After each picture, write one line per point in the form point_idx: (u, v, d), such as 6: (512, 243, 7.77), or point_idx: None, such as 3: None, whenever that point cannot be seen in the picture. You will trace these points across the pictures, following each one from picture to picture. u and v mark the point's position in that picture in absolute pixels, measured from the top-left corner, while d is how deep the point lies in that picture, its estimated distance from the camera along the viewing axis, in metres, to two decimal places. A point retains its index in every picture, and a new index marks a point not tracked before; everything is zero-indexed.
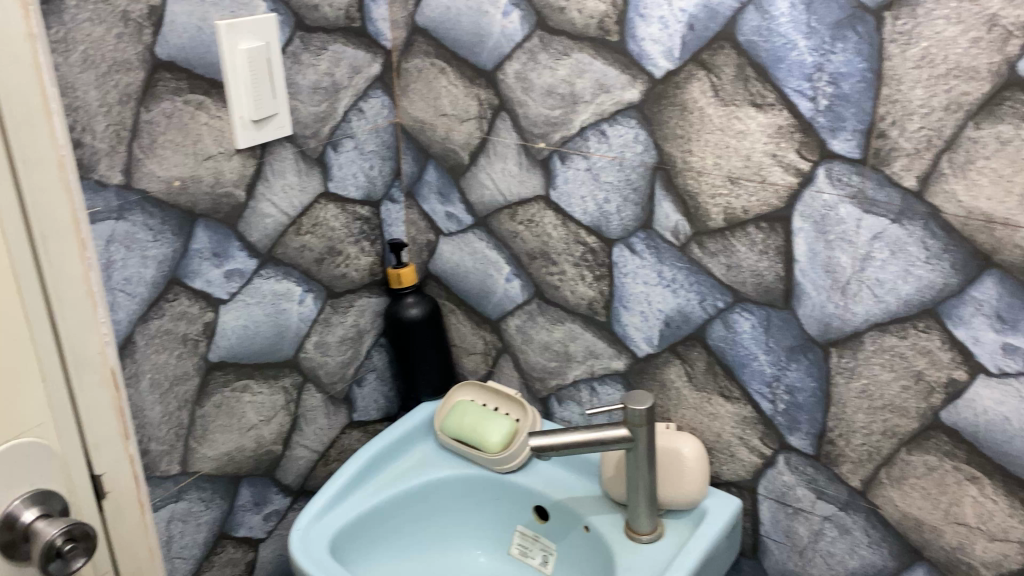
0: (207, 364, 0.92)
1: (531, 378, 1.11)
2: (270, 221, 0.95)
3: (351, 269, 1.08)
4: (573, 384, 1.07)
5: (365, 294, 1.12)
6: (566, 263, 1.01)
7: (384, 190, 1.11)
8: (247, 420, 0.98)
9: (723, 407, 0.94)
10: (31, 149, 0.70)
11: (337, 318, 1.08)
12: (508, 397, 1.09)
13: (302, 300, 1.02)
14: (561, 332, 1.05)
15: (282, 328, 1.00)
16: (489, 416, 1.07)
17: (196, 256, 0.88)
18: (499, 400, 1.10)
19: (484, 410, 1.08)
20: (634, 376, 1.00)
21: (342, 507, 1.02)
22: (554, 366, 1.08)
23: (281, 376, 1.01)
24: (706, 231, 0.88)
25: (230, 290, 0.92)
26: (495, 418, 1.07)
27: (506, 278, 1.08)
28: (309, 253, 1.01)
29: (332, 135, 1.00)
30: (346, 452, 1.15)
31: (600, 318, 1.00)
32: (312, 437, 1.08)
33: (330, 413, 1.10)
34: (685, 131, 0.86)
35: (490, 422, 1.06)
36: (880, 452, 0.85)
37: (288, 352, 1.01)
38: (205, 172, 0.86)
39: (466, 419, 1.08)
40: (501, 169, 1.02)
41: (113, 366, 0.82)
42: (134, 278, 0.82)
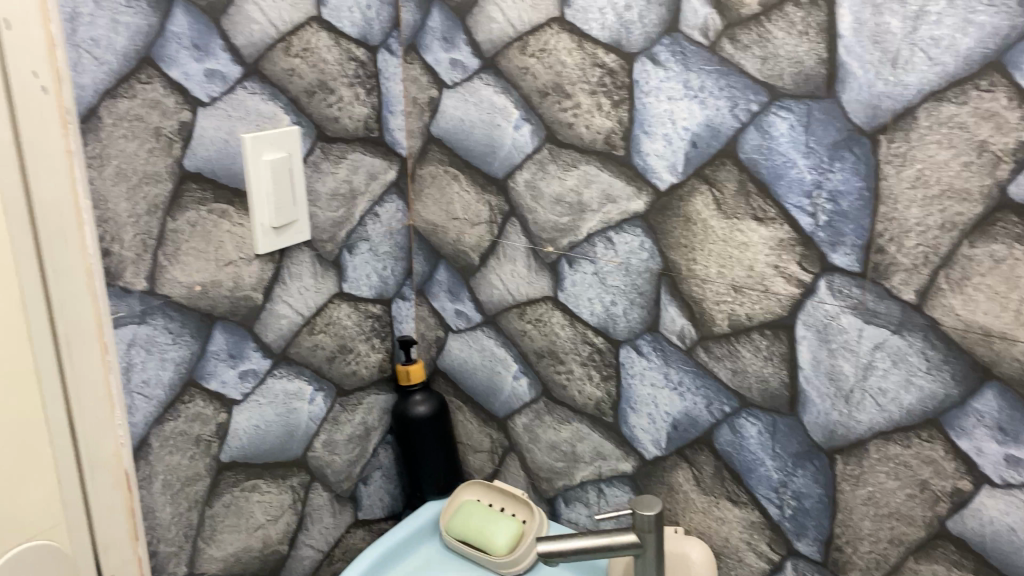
0: (218, 463, 0.92)
1: (537, 478, 1.12)
2: (286, 321, 0.97)
3: (361, 367, 1.10)
4: (581, 485, 1.07)
5: (373, 391, 1.13)
6: (574, 362, 1.03)
7: (395, 288, 1.13)
8: (256, 519, 0.98)
9: (730, 511, 0.95)
10: (62, 258, 0.73)
11: (346, 415, 1.09)
12: (514, 498, 1.09)
13: (312, 399, 1.03)
14: (568, 431, 1.06)
15: (292, 426, 1.01)
16: (495, 517, 1.07)
17: (212, 356, 0.89)
18: (505, 500, 1.10)
19: (490, 511, 1.09)
20: (642, 478, 1.01)
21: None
22: (561, 465, 1.09)
23: (289, 475, 1.02)
24: (711, 336, 0.90)
25: (244, 390, 0.94)
26: (501, 519, 1.07)
27: (514, 376, 1.10)
28: (321, 351, 1.03)
29: (348, 238, 1.04)
30: (350, 551, 1.14)
31: (607, 419, 1.02)
32: (317, 536, 1.08)
33: (336, 511, 1.10)
34: (690, 241, 0.89)
35: (496, 523, 1.07)
36: (888, 561, 0.85)
37: (296, 451, 1.02)
38: (226, 276, 0.89)
39: (472, 520, 1.08)
40: (510, 270, 1.05)
41: (127, 469, 0.83)
42: (152, 381, 0.84)
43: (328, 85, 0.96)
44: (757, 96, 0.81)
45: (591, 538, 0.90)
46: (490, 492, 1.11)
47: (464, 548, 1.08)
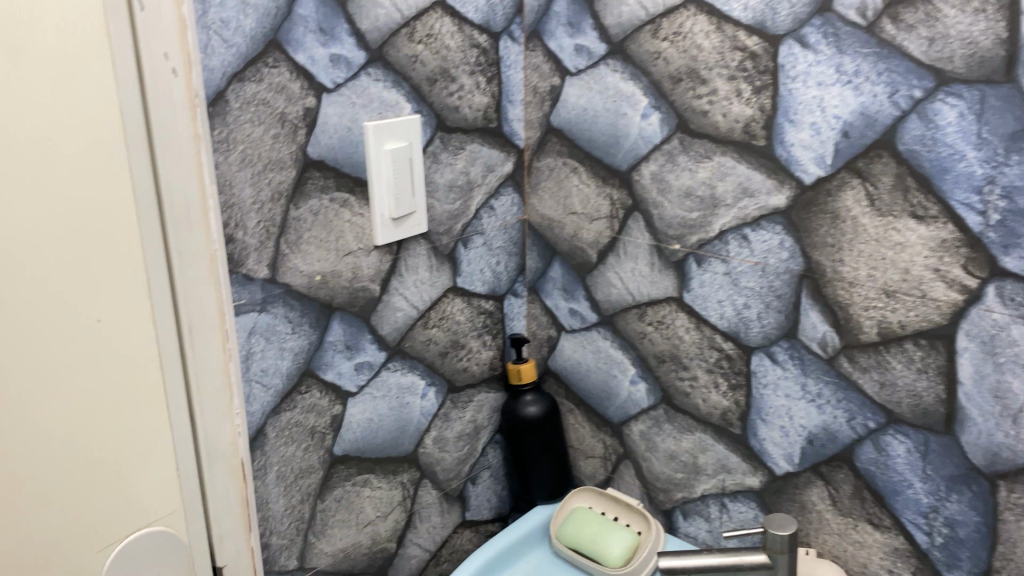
0: (332, 457, 0.91)
1: (653, 488, 1.06)
2: (402, 316, 0.95)
3: (473, 364, 1.07)
4: (702, 499, 1.01)
5: (484, 389, 1.10)
6: (698, 368, 0.97)
7: (508, 284, 1.10)
8: (366, 516, 0.96)
9: (870, 535, 0.87)
10: (187, 243, 0.73)
11: (456, 413, 1.06)
12: (629, 507, 1.04)
13: (424, 394, 1.01)
14: (690, 442, 1.00)
15: (405, 422, 0.99)
16: (609, 526, 1.02)
17: (331, 348, 0.88)
18: (619, 509, 1.05)
19: (604, 520, 1.04)
20: (771, 494, 0.94)
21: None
22: (680, 476, 1.02)
23: (399, 471, 1.00)
24: (857, 344, 0.83)
25: (359, 383, 0.92)
26: (615, 529, 1.02)
27: (631, 380, 1.04)
28: (434, 346, 1.00)
29: (464, 231, 1.01)
30: (457, 553, 1.11)
31: (734, 430, 0.95)
32: (425, 535, 1.05)
33: (444, 511, 1.07)
34: (837, 240, 0.82)
35: (610, 533, 1.01)
36: None
37: (407, 447, 1.00)
38: (345, 267, 0.87)
39: (584, 527, 1.03)
40: (631, 269, 1.00)
41: (242, 459, 0.82)
42: (270, 370, 0.83)
43: (449, 72, 0.93)
44: (921, 80, 0.73)
45: (715, 556, 0.85)
46: (603, 500, 1.07)
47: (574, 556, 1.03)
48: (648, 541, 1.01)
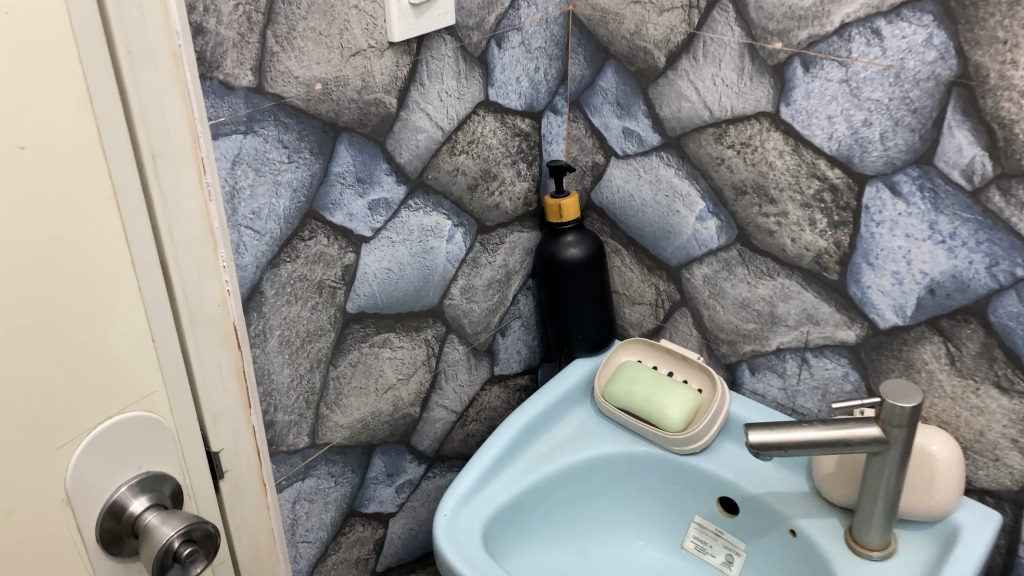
0: (345, 315, 0.73)
1: (715, 340, 0.90)
2: (425, 138, 0.74)
3: (505, 199, 0.87)
4: (777, 353, 0.86)
5: (517, 228, 0.91)
6: (790, 202, 0.78)
7: (547, 99, 0.87)
8: (385, 381, 0.80)
9: (994, 401, 0.73)
10: (140, 36, 0.51)
11: (486, 258, 0.88)
12: (687, 363, 0.89)
13: (451, 238, 0.82)
14: (768, 288, 0.83)
15: (427, 271, 0.80)
16: (667, 384, 0.88)
17: (335, 181, 0.68)
18: (674, 365, 0.90)
19: (659, 378, 0.89)
20: (869, 350, 0.79)
21: (491, 489, 0.84)
22: (751, 328, 0.86)
23: (423, 327, 0.82)
24: (1017, 173, 0.65)
25: (374, 225, 0.73)
26: (673, 387, 0.87)
27: (699, 218, 0.85)
28: (462, 178, 0.80)
29: (498, 27, 0.78)
30: (485, 412, 0.96)
31: (831, 276, 0.78)
32: (452, 395, 0.90)
33: (472, 367, 0.91)
34: (1011, 34, 0.62)
35: (669, 392, 0.87)
36: None
37: (431, 300, 0.82)
38: (353, 71, 0.65)
39: (637, 386, 0.88)
40: (712, 77, 0.78)
41: (235, 323, 0.64)
42: (263, 212, 0.63)
43: None
44: None
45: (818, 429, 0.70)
46: (655, 354, 0.92)
47: (624, 418, 0.89)
48: (710, 402, 0.87)
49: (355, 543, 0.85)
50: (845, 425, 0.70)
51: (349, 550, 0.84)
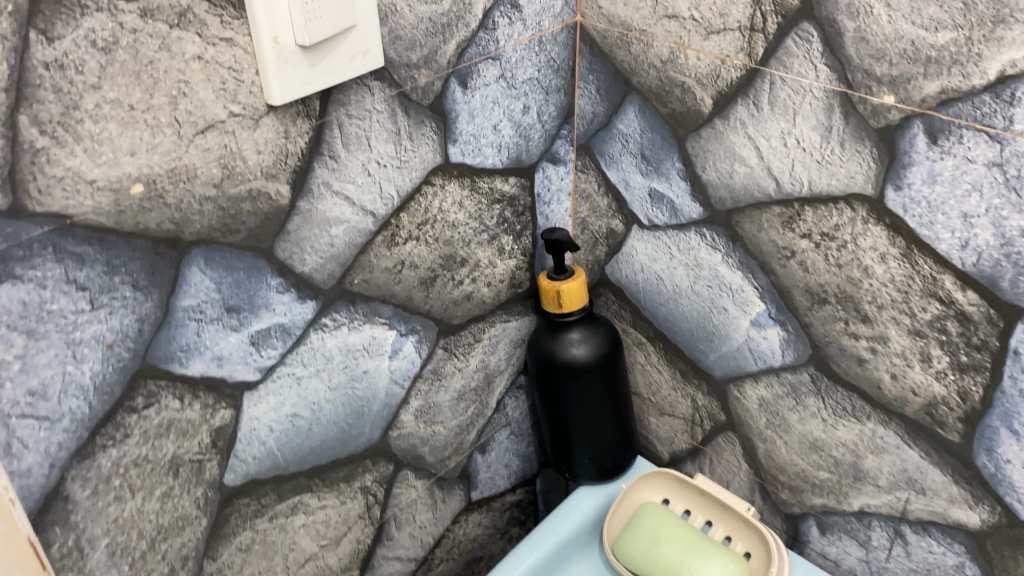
0: (223, 493, 0.50)
1: (771, 481, 0.65)
2: (343, 231, 0.50)
3: (481, 285, 0.63)
4: (858, 516, 0.61)
5: (501, 319, 0.66)
6: (892, 326, 0.52)
7: (542, 147, 0.62)
8: (301, 552, 0.58)
9: None
10: None
11: (453, 365, 0.64)
12: (729, 513, 0.65)
13: (397, 352, 0.58)
14: (850, 433, 0.58)
15: (360, 403, 0.57)
16: (702, 546, 0.63)
17: (184, 319, 0.44)
18: (712, 512, 0.67)
19: (693, 537, 0.64)
20: (999, 543, 0.53)
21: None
22: (823, 477, 0.61)
23: (356, 475, 0.59)
24: None
25: (266, 363, 0.49)
26: (710, 551, 0.63)
27: (755, 323, 0.60)
28: (411, 273, 0.55)
29: (461, 58, 0.52)
30: (458, 546, 0.74)
31: (949, 436, 0.53)
32: (408, 542, 0.67)
33: (437, 502, 0.68)
34: None
35: (703, 560, 0.62)
36: None
37: (369, 438, 0.59)
38: (204, 156, 0.41)
39: (658, 545, 0.64)
40: (781, 134, 0.52)
41: (30, 536, 0.40)
42: (53, 387, 0.40)
43: None
44: None
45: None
46: (687, 493, 0.68)
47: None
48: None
49: None
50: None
51: None
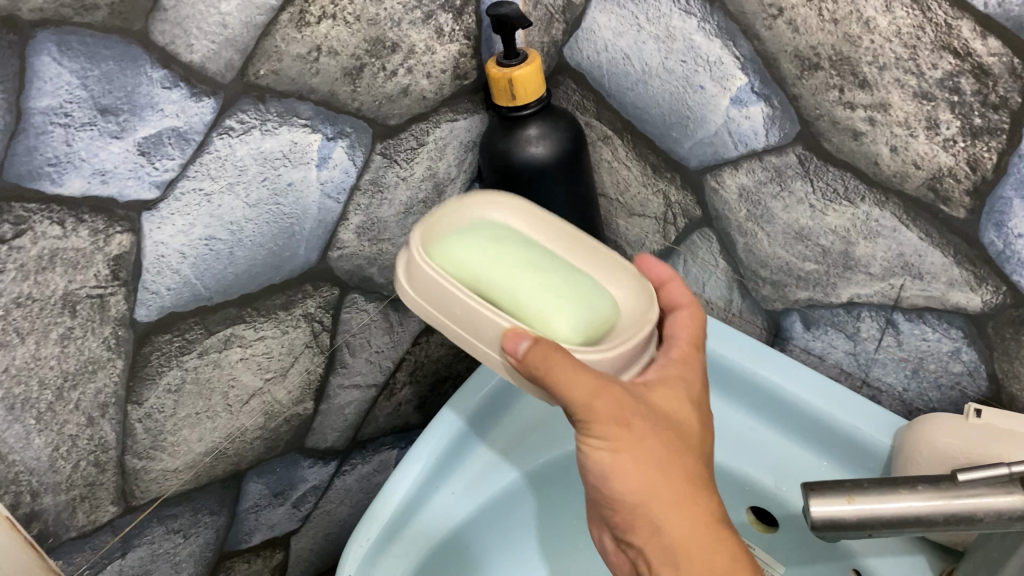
0: (136, 330, 0.43)
1: (751, 277, 0.61)
2: (236, 7, 0.40)
3: (420, 77, 0.53)
4: (847, 308, 0.56)
5: (448, 116, 0.57)
6: (895, 90, 0.45)
7: None
8: (242, 389, 0.52)
9: None
10: None
11: (396, 174, 0.55)
12: (653, 302, 0.48)
13: (326, 160, 0.50)
14: (840, 218, 0.52)
15: (289, 221, 0.49)
16: (563, 273, 0.49)
17: (47, 124, 0.35)
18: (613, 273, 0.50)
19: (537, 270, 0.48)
20: (1002, 325, 0.49)
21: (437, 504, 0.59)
22: (809, 269, 0.56)
23: (296, 302, 0.53)
24: None
25: (164, 178, 0.41)
26: (585, 280, 0.49)
27: (735, 101, 0.52)
28: (331, 61, 0.46)
29: None
30: (421, 369, 0.69)
31: (954, 213, 0.47)
32: (365, 368, 0.62)
33: (393, 325, 0.63)
34: None
35: (574, 292, 0.48)
36: None
37: (306, 260, 0.52)
38: None
39: (509, 254, 0.49)
40: None
41: None
42: None
43: None
44: None
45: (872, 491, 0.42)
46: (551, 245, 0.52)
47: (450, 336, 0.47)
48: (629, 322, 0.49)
49: None
50: (904, 486, 0.43)
51: None
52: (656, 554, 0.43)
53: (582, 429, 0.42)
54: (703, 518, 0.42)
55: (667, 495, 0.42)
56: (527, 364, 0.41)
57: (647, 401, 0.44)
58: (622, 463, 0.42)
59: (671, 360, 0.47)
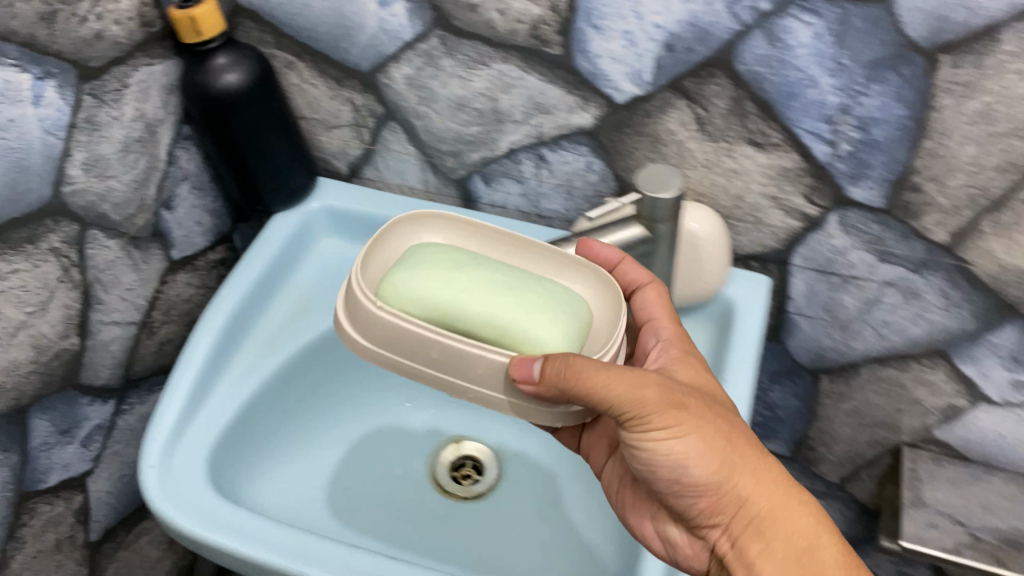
0: None
1: (436, 155, 0.75)
2: None
3: (109, 23, 0.61)
4: (509, 156, 0.72)
5: (144, 61, 0.65)
6: None
7: None
8: (7, 322, 0.57)
9: (749, 160, 0.65)
10: None
11: (108, 114, 0.63)
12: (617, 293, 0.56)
13: (39, 99, 0.56)
14: (483, 80, 0.67)
15: (17, 156, 0.55)
16: (509, 274, 0.55)
17: None
18: (560, 266, 0.58)
19: (503, 282, 0.53)
20: (609, 130, 0.67)
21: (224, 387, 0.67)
22: (475, 132, 0.71)
23: (40, 236, 0.59)
24: None
25: None
26: (548, 285, 0.55)
27: (381, 4, 0.65)
28: (23, 6, 0.53)
29: None
30: (175, 308, 0.76)
31: (554, 52, 0.63)
32: (121, 305, 0.68)
33: (138, 263, 0.70)
34: None
35: (542, 299, 0.53)
36: (988, 193, 0.60)
37: (42, 195, 0.58)
38: None
39: (460, 277, 0.53)
40: None
41: None
42: None
43: None
44: None
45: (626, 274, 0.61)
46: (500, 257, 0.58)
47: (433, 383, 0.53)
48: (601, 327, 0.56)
49: (49, 524, 0.66)
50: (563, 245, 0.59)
51: (42, 535, 0.65)
52: (743, 528, 0.53)
53: (650, 425, 0.50)
54: (766, 483, 0.53)
55: (735, 467, 0.52)
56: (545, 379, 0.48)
57: (682, 384, 0.53)
58: (695, 452, 0.51)
59: (671, 346, 0.59)
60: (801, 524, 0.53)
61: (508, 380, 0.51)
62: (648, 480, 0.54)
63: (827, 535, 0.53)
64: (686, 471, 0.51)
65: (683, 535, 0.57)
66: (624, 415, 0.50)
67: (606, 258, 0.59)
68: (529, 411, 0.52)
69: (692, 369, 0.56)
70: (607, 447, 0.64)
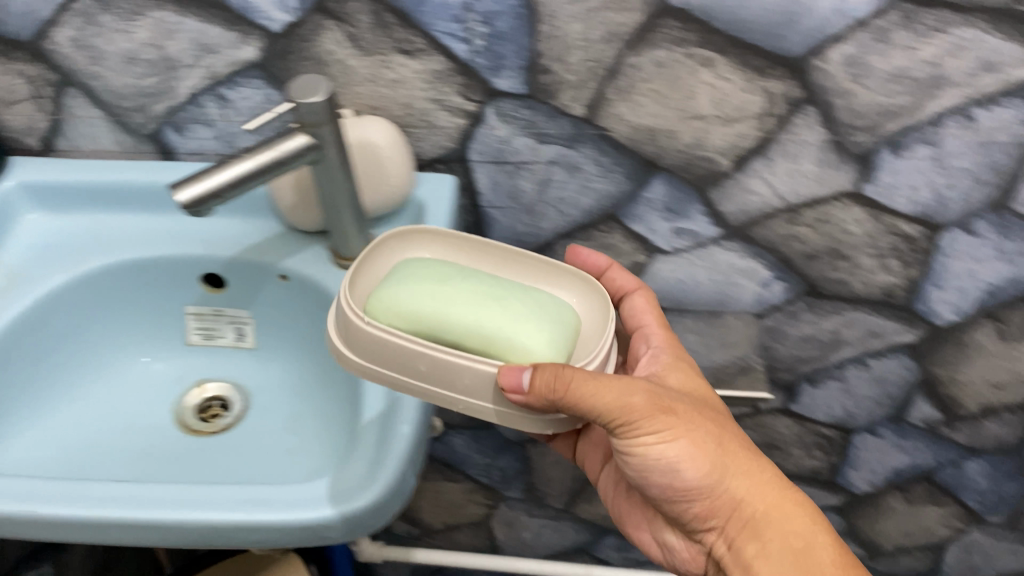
0: None
1: (124, 113, 0.77)
2: None
3: None
4: (191, 101, 0.75)
5: None
6: None
7: None
8: None
9: (406, 68, 0.71)
10: None
11: None
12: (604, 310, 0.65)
13: None
14: (145, 29, 0.70)
15: None
16: (495, 285, 0.61)
17: None
18: (553, 274, 0.68)
19: (483, 294, 0.59)
20: (276, 60, 0.72)
21: None
22: (152, 83, 0.74)
23: None
24: None
25: None
26: (530, 294, 0.61)
27: None
28: None
29: None
30: None
31: None
32: None
33: None
34: None
35: (527, 309, 0.59)
36: (603, 63, 0.69)
37: None
38: None
39: (450, 286, 0.60)
40: None
41: None
42: None
43: None
44: None
45: (419, 239, 0.68)
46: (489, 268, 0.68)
47: (424, 394, 0.58)
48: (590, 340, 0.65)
49: None
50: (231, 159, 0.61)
51: None
52: (739, 529, 0.65)
53: (638, 430, 0.60)
54: (758, 485, 0.66)
55: (725, 468, 0.64)
56: (533, 391, 0.53)
57: (668, 393, 0.65)
58: (682, 448, 0.62)
59: (661, 352, 0.76)
60: (794, 525, 0.65)
61: (496, 389, 0.56)
62: (642, 481, 0.65)
63: (820, 536, 0.65)
64: (679, 473, 0.63)
65: (679, 541, 0.72)
66: (615, 420, 0.59)
67: (594, 265, 0.80)
68: (520, 421, 0.58)
69: (684, 381, 0.73)
70: (601, 456, 0.79)
